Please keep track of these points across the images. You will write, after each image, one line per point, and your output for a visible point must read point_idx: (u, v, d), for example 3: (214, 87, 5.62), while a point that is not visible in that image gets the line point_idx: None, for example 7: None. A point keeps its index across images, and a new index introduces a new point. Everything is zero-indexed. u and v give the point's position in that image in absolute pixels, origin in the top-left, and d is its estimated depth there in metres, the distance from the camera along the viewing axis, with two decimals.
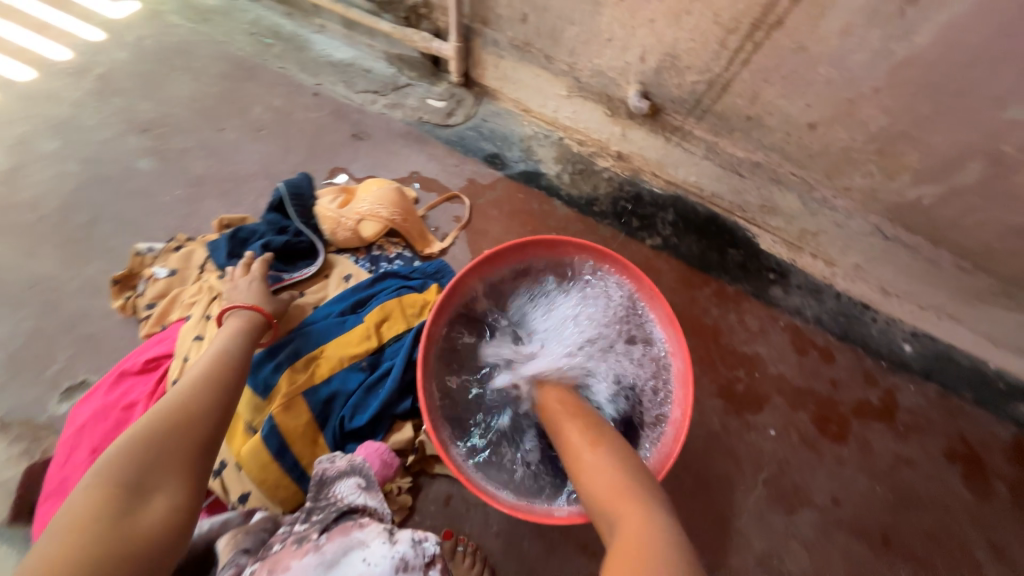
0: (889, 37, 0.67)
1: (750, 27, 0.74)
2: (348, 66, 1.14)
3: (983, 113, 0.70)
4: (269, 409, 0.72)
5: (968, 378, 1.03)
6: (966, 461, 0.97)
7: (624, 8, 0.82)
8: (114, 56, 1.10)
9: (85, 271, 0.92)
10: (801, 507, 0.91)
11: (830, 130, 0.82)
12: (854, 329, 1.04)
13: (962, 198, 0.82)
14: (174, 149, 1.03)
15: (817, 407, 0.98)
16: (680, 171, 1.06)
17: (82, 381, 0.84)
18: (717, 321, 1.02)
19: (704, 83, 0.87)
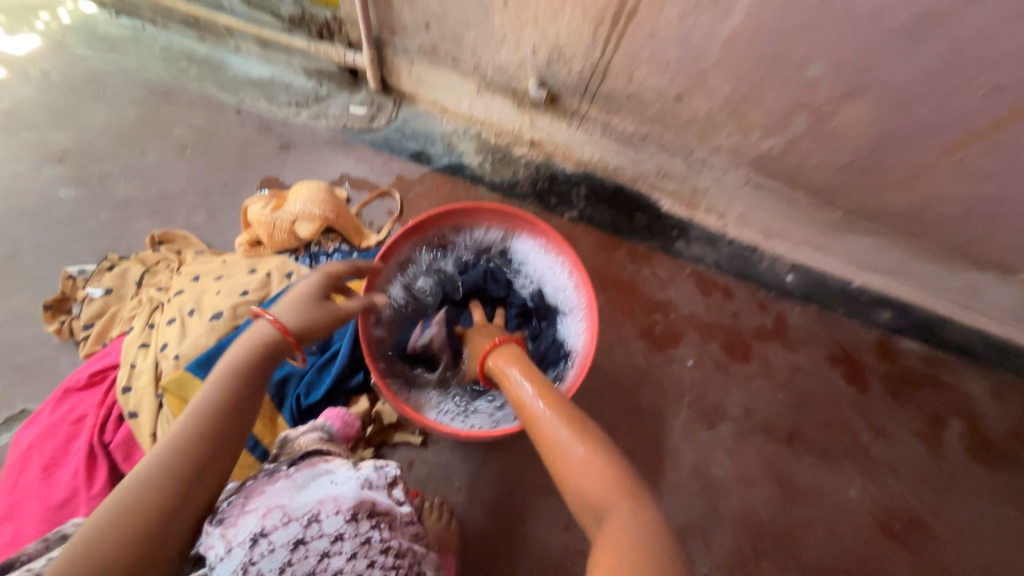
0: (714, 20, 0.83)
1: (612, 18, 0.89)
2: (268, 83, 1.19)
3: (794, 75, 0.87)
4: None
5: (840, 296, 1.23)
6: (846, 362, 1.17)
7: (510, 11, 0.95)
8: (18, 90, 1.09)
9: (12, 303, 0.91)
10: (720, 421, 1.06)
11: (692, 99, 0.99)
12: (746, 269, 1.22)
13: (800, 145, 1.00)
14: (95, 175, 1.04)
15: (724, 336, 1.15)
16: (586, 151, 1.20)
17: (21, 411, 0.84)
18: (633, 275, 1.16)
19: (588, 69, 1.01)
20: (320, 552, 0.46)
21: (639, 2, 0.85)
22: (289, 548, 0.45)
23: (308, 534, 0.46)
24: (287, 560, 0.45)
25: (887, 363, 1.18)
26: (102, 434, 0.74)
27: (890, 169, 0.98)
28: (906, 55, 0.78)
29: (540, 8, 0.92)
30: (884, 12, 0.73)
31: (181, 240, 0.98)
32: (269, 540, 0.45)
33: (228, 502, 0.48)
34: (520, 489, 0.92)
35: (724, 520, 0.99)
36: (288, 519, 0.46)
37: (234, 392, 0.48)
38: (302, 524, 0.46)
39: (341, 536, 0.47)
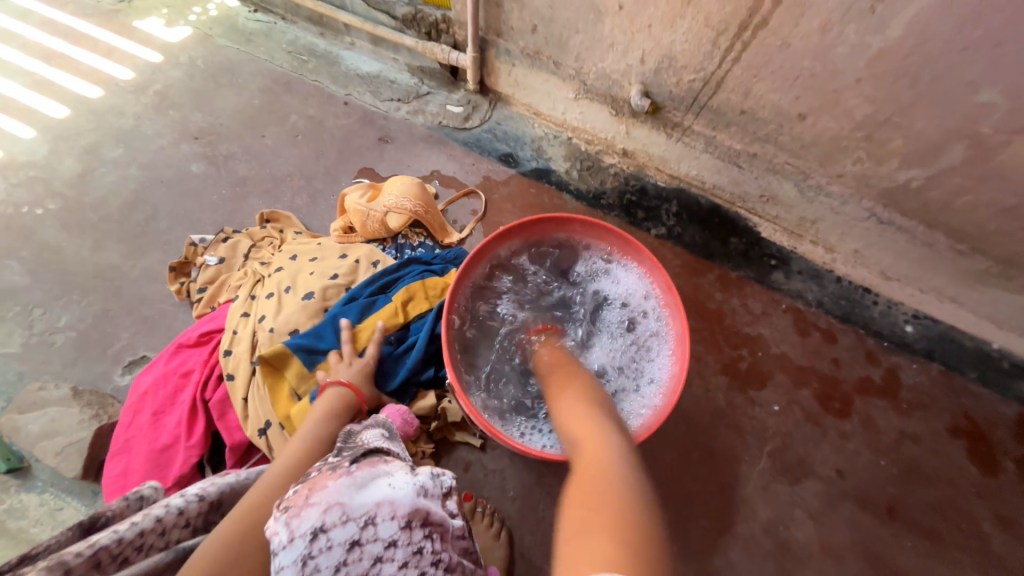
0: (864, 31, 0.74)
1: (738, 27, 0.82)
2: (375, 78, 1.25)
3: (959, 97, 0.75)
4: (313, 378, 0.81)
5: (972, 359, 1.05)
6: (972, 437, 0.99)
7: (624, 16, 0.92)
8: (170, 75, 1.24)
9: (144, 261, 1.03)
10: (805, 478, 0.95)
11: (818, 119, 0.89)
12: (855, 312, 1.08)
13: (949, 180, 0.86)
14: (221, 154, 1.15)
15: (820, 384, 1.02)
16: (682, 165, 1.13)
17: (142, 357, 0.94)
18: (720, 304, 1.07)
19: (699, 81, 0.95)
20: (374, 556, 0.46)
21: (774, 9, 0.77)
22: (344, 548, 0.45)
23: (363, 536, 0.46)
24: (342, 559, 0.45)
25: None
26: (204, 390, 0.81)
27: None
28: None
29: (657, 14, 0.88)
30: None
31: (285, 221, 1.05)
32: (327, 537, 0.45)
33: (294, 491, 0.49)
34: None
35: None
36: (346, 519, 0.46)
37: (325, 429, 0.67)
38: (359, 525, 0.46)
39: (394, 543, 0.47)
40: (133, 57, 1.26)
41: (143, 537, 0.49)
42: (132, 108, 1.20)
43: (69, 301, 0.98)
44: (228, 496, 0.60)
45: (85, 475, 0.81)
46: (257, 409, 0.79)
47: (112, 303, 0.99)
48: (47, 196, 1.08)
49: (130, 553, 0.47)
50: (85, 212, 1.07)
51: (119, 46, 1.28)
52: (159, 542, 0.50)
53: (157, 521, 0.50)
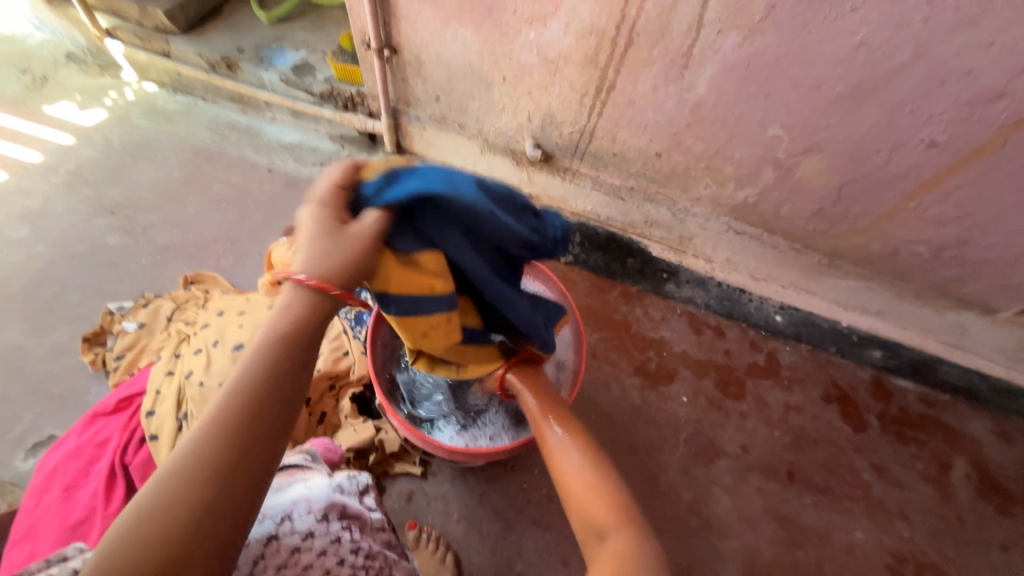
0: (682, 91, 0.97)
1: (595, 91, 1.04)
2: (297, 147, 1.35)
3: (757, 134, 0.99)
4: None
5: (830, 336, 1.27)
6: (841, 401, 1.19)
7: (508, 85, 1.10)
8: (83, 154, 1.26)
9: (53, 337, 1.00)
10: (717, 457, 1.07)
11: (671, 157, 1.11)
12: (736, 309, 1.28)
13: (772, 194, 1.10)
14: (140, 225, 1.17)
15: (717, 373, 1.18)
16: (579, 202, 1.32)
17: (48, 436, 0.90)
18: (626, 315, 1.23)
19: (577, 132, 1.15)
20: (292, 547, 0.50)
21: (617, 77, 1.00)
22: (261, 541, 0.49)
23: (280, 530, 0.51)
24: (259, 554, 0.48)
25: (883, 402, 1.20)
26: (123, 455, 0.79)
27: (857, 216, 1.07)
28: (849, 117, 0.90)
29: (533, 83, 1.08)
30: (825, 83, 0.86)
31: (211, 281, 1.08)
32: None
33: None
34: (517, 524, 0.92)
35: (727, 563, 0.97)
36: (261, 517, 0.51)
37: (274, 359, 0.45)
38: (275, 521, 0.51)
39: (311, 534, 0.52)
40: (42, 140, 1.28)
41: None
42: (41, 188, 1.20)
43: None
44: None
45: None
46: None
47: (16, 383, 0.94)
48: None
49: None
50: None
51: (27, 131, 1.29)
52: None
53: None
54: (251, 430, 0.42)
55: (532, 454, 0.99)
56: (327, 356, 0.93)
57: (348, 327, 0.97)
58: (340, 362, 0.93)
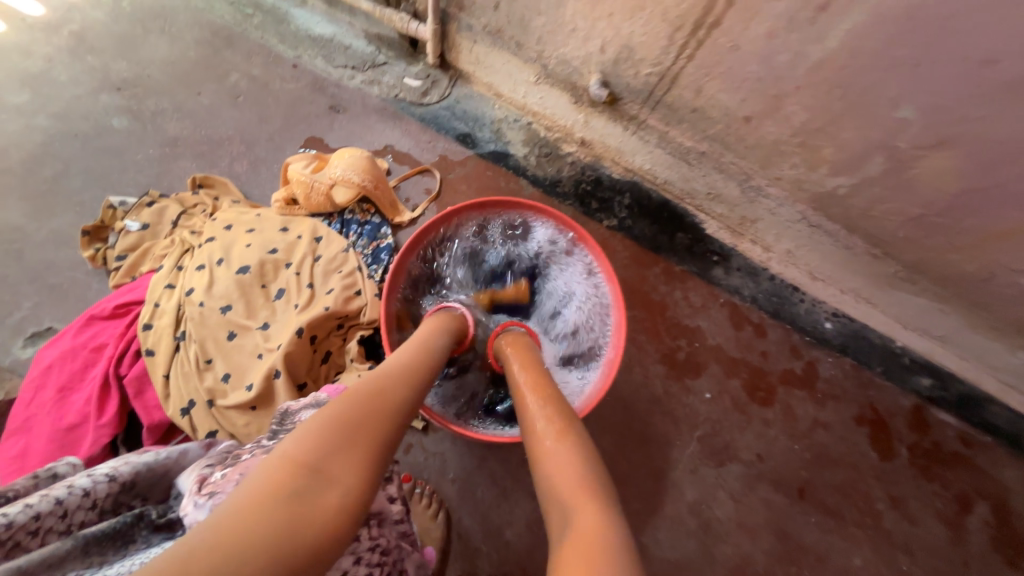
0: (805, 41, 0.77)
1: (693, 25, 0.84)
2: (327, 41, 1.17)
3: (882, 113, 0.80)
4: (248, 372, 0.77)
5: (879, 355, 1.15)
6: (873, 424, 1.10)
7: (585, 1, 0.90)
8: (88, 14, 1.10)
9: (53, 223, 0.93)
10: (729, 461, 1.02)
11: (761, 123, 0.93)
12: (784, 308, 1.15)
13: (871, 189, 0.93)
14: (149, 110, 1.05)
15: (748, 374, 1.09)
16: (636, 158, 1.15)
17: (48, 328, 0.87)
18: (663, 296, 1.12)
19: (656, 75, 0.96)
20: None
21: (726, 11, 0.79)
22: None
23: None
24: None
25: (917, 434, 1.11)
26: (118, 365, 0.76)
27: (965, 231, 0.90)
28: (1009, 111, 0.71)
29: (618, 4, 0.87)
30: (1000, 60, 0.67)
31: (220, 187, 0.98)
32: None
33: (225, 474, 0.52)
34: (513, 493, 0.90)
35: (715, 564, 0.96)
36: None
37: (433, 338, 0.67)
38: None
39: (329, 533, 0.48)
40: None
41: (40, 521, 0.50)
42: (41, 49, 1.06)
43: None
44: (145, 476, 0.61)
45: None
46: (181, 387, 0.75)
47: (15, 267, 0.90)
48: None
49: (23, 538, 0.49)
50: None
51: None
52: (61, 526, 0.52)
53: (57, 504, 0.52)
54: (427, 367, 0.61)
55: None
56: (340, 297, 0.84)
57: (363, 265, 0.89)
58: (356, 308, 0.85)
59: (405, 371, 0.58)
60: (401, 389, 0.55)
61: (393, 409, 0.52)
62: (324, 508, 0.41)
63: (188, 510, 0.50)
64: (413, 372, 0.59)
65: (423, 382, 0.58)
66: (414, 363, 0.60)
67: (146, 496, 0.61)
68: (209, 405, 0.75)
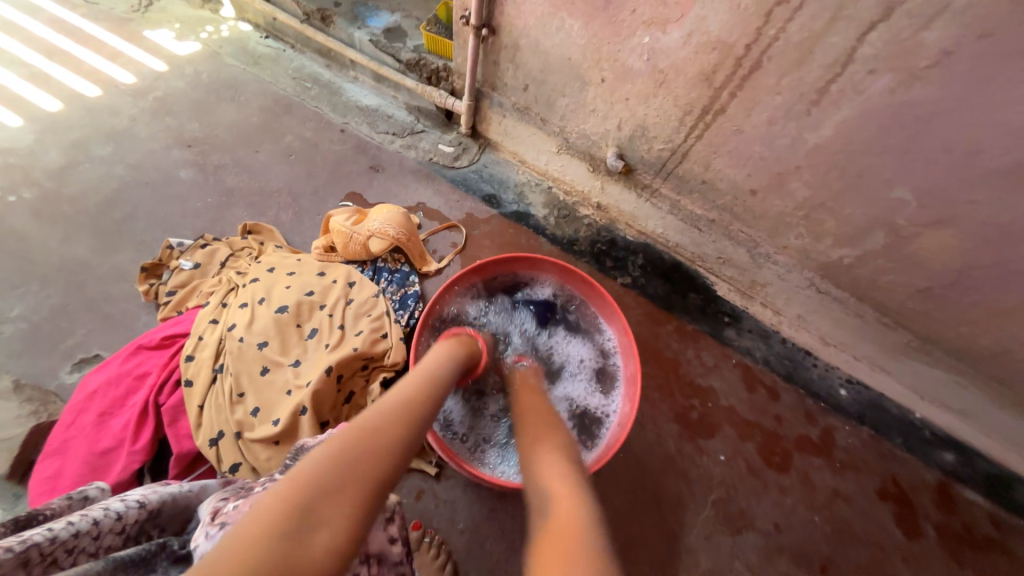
0: (803, 128, 0.86)
1: (701, 111, 0.94)
2: (374, 111, 1.32)
3: (878, 192, 0.87)
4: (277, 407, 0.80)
5: (897, 425, 1.14)
6: (896, 499, 1.06)
7: (605, 88, 1.02)
8: (172, 83, 1.27)
9: (114, 259, 1.02)
10: (745, 530, 0.99)
11: (767, 196, 1.00)
12: (797, 372, 1.16)
13: (874, 260, 0.97)
14: (212, 164, 1.18)
15: (762, 438, 1.08)
16: (650, 222, 1.23)
17: (95, 355, 0.93)
18: (676, 354, 1.14)
19: (668, 150, 1.06)
20: None
21: (731, 101, 0.89)
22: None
23: None
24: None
25: (945, 512, 1.06)
26: (157, 394, 0.81)
27: (971, 304, 0.93)
28: (996, 195, 0.77)
29: (634, 90, 0.99)
30: (982, 151, 0.74)
31: (267, 234, 1.07)
32: None
33: (236, 506, 0.54)
34: (522, 548, 0.88)
35: None
36: None
37: (442, 369, 0.66)
38: None
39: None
40: (137, 62, 1.29)
41: (76, 539, 0.50)
42: (128, 110, 1.22)
43: (28, 292, 0.97)
44: (169, 507, 0.61)
45: (11, 474, 0.78)
46: (213, 418, 0.78)
47: (75, 297, 0.97)
48: (24, 184, 1.08)
49: (60, 556, 0.48)
50: (61, 205, 1.07)
51: (124, 51, 1.30)
52: (91, 548, 0.51)
53: (94, 525, 0.52)
54: (432, 398, 0.60)
55: None
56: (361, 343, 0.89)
57: (391, 310, 0.95)
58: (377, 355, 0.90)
59: (408, 401, 0.56)
60: (405, 424, 0.53)
61: (394, 446, 0.50)
62: (310, 555, 0.40)
63: (200, 542, 0.52)
64: (418, 403, 0.57)
65: (427, 414, 0.56)
66: (421, 393, 0.59)
67: (163, 528, 0.61)
68: (236, 437, 0.78)
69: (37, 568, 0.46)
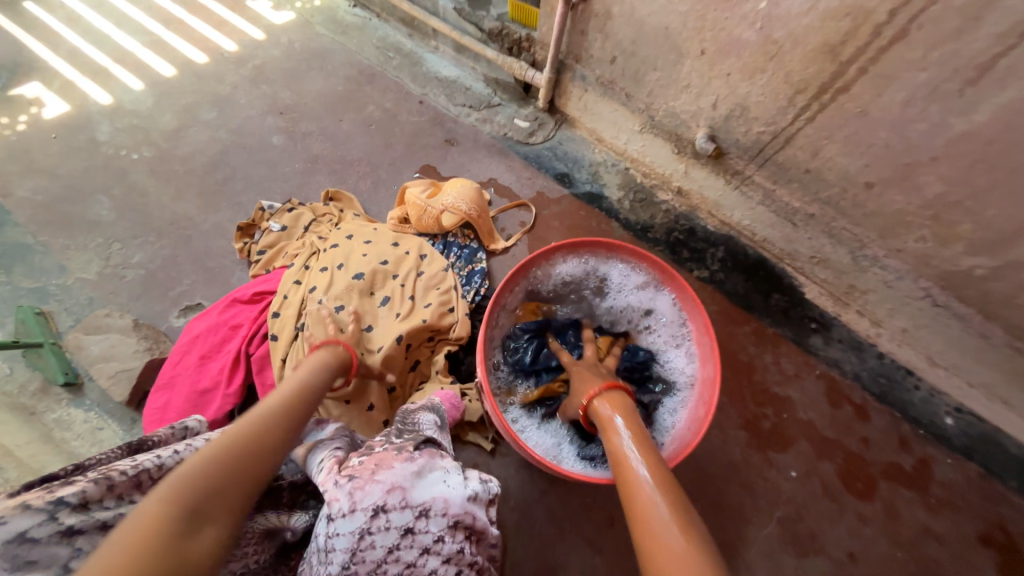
0: (948, 113, 0.73)
1: (817, 89, 0.83)
2: (452, 82, 1.31)
3: None
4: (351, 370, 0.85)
5: (1014, 466, 0.99)
6: (1002, 549, 0.93)
7: (704, 61, 0.93)
8: (268, 52, 1.34)
9: (215, 217, 1.12)
10: (813, 554, 0.91)
11: (886, 191, 0.87)
12: (894, 393, 1.04)
13: (1017, 275, 0.82)
14: (300, 131, 1.23)
15: (844, 460, 0.98)
16: (735, 213, 1.13)
17: (197, 304, 1.03)
18: (752, 358, 1.06)
19: (769, 133, 0.95)
20: (423, 546, 0.52)
21: (857, 77, 0.78)
22: (399, 533, 0.51)
23: (416, 526, 0.52)
24: (396, 543, 0.51)
25: None
26: (248, 344, 0.88)
27: None
28: None
29: (738, 64, 0.89)
30: None
31: (347, 202, 1.12)
32: (387, 517, 0.51)
33: (362, 461, 0.55)
34: (572, 535, 0.88)
35: None
36: (404, 505, 0.52)
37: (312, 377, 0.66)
38: (414, 515, 0.52)
39: (442, 538, 0.53)
40: (238, 31, 1.37)
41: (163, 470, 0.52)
42: (230, 77, 1.30)
43: (145, 242, 1.08)
44: None
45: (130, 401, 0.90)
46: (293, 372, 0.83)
47: (182, 250, 1.08)
48: (144, 143, 1.20)
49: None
50: (173, 164, 1.18)
51: (228, 20, 1.38)
52: None
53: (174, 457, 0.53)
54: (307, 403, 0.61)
55: None
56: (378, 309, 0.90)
57: (459, 285, 0.96)
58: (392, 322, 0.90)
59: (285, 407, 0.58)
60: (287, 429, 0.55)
61: (280, 448, 0.52)
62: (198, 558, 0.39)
63: (329, 488, 0.53)
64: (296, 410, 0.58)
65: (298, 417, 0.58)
66: (297, 399, 0.60)
67: None
68: None
69: (149, 489, 0.50)
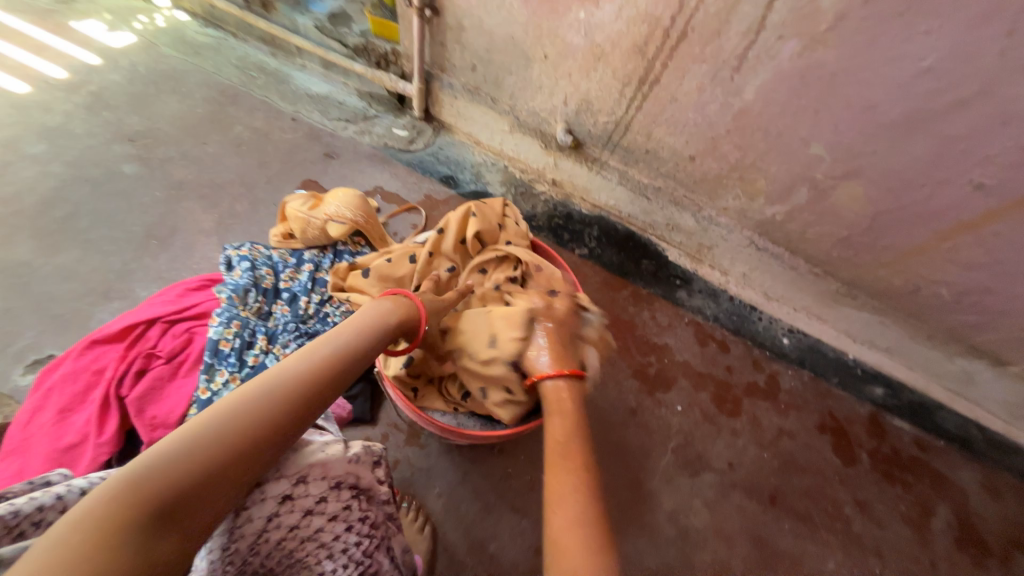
0: (728, 94, 0.93)
1: (638, 81, 1.00)
2: (324, 98, 1.32)
3: (797, 150, 0.95)
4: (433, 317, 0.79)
5: (833, 366, 1.24)
6: (834, 432, 1.17)
7: (549, 63, 1.06)
8: (106, 77, 1.23)
9: (58, 258, 1.00)
10: (702, 471, 1.07)
11: (703, 161, 1.08)
12: (745, 326, 1.25)
13: (802, 215, 1.06)
14: (158, 158, 1.15)
15: (715, 387, 1.17)
16: (601, 195, 1.29)
17: (46, 355, 0.91)
18: (633, 316, 1.21)
19: (612, 123, 1.11)
20: (306, 508, 0.53)
21: (663, 70, 0.95)
22: (277, 500, 0.50)
23: (295, 492, 0.51)
24: (274, 511, 0.50)
25: (877, 440, 1.18)
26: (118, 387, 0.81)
27: (885, 248, 1.02)
28: (894, 146, 0.86)
29: (575, 66, 1.03)
30: (879, 106, 0.82)
31: None
32: (261, 490, 0.49)
33: None
34: (496, 507, 0.93)
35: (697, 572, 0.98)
36: (279, 475, 0.51)
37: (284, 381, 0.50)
38: (290, 482, 0.51)
39: (326, 498, 0.54)
40: (66, 56, 1.23)
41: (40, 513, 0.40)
42: (60, 106, 1.17)
43: None
44: None
45: None
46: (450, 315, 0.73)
47: (18, 299, 0.95)
48: None
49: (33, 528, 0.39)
50: None
51: (51, 44, 1.24)
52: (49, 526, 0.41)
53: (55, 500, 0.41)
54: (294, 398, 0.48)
55: (522, 444, 0.99)
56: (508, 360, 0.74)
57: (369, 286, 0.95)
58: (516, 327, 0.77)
59: (267, 409, 0.46)
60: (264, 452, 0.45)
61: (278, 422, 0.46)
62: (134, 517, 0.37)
63: None
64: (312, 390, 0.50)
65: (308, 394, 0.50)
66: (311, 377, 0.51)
67: None
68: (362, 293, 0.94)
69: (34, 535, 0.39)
